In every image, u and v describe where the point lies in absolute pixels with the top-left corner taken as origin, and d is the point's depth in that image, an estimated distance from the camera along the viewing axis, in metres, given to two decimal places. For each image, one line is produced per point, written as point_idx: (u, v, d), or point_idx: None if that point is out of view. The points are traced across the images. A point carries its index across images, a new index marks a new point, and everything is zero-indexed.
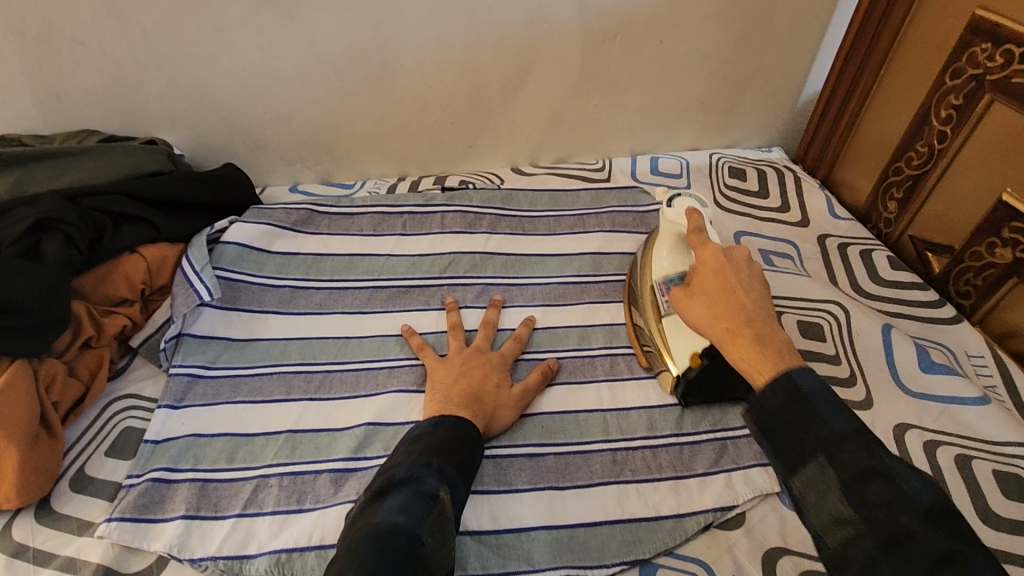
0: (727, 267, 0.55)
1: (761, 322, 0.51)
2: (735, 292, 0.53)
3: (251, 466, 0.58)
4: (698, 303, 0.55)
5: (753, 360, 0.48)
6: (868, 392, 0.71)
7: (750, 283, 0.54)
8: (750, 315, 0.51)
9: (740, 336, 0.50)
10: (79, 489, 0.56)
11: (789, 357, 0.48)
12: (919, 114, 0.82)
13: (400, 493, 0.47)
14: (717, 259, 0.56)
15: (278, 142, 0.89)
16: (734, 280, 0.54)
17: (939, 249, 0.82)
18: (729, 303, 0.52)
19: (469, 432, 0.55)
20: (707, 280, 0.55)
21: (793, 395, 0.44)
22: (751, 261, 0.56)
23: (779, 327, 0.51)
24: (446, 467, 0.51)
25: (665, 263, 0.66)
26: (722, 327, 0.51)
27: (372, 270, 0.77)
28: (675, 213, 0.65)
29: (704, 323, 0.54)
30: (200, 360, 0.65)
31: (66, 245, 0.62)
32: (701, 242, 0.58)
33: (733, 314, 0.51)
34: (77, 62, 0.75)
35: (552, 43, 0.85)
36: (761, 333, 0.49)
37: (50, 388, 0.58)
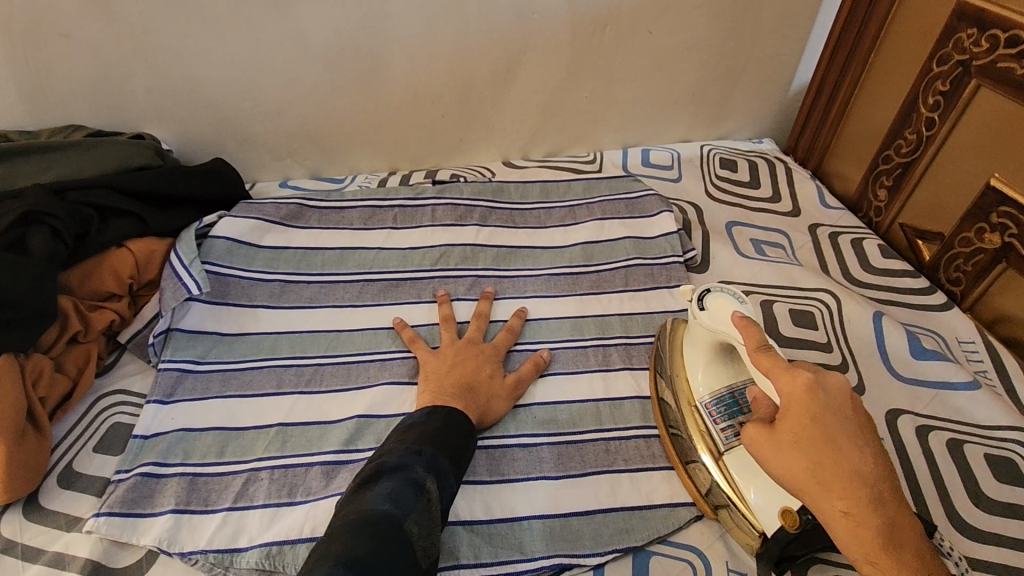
0: (831, 416, 0.45)
1: (886, 504, 0.43)
2: (849, 458, 0.43)
3: (241, 460, 0.58)
4: (796, 463, 0.44)
5: (887, 567, 0.41)
6: (860, 380, 0.71)
7: (861, 437, 0.45)
8: (875, 497, 0.42)
9: (866, 527, 0.42)
10: (67, 484, 0.55)
11: (928, 560, 0.42)
12: (908, 101, 0.82)
13: (389, 481, 0.47)
14: (817, 404, 0.45)
15: (267, 137, 0.88)
16: (845, 438, 0.44)
17: (928, 236, 0.82)
18: (845, 476, 0.43)
19: (461, 423, 0.55)
20: (807, 434, 0.44)
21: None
22: (850, 395, 0.46)
23: (898, 498, 0.44)
24: (437, 457, 0.50)
25: (705, 381, 0.59)
26: (840, 509, 0.43)
27: (362, 264, 0.76)
28: (712, 318, 0.57)
29: (807, 492, 0.44)
30: (189, 355, 0.65)
31: (52, 238, 0.61)
32: (784, 369, 0.47)
33: (853, 493, 0.43)
34: (63, 55, 0.74)
35: (541, 34, 0.84)
36: (892, 527, 0.42)
37: (37, 384, 0.57)
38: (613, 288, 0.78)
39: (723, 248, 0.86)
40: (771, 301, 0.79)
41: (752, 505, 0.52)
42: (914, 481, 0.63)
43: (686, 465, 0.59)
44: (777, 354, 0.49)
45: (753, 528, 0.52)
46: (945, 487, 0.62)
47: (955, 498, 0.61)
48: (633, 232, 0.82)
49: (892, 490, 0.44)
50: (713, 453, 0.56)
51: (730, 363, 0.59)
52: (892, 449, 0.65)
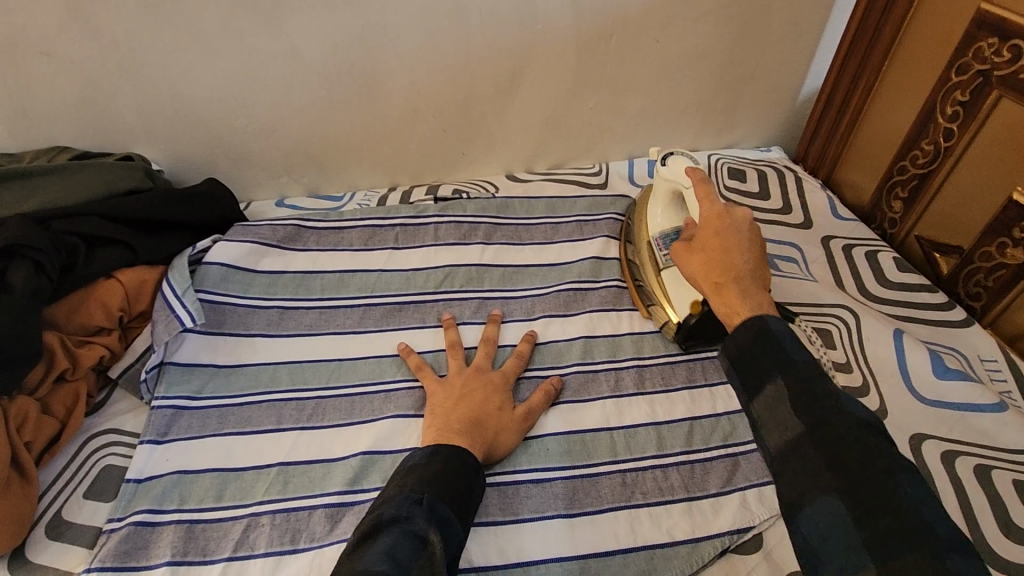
0: (730, 227, 0.55)
1: (748, 280, 0.52)
2: (733, 247, 0.54)
3: (241, 505, 0.55)
4: (693, 259, 0.56)
5: (730, 309, 0.50)
6: (882, 402, 0.68)
7: (753, 244, 0.55)
8: (740, 271, 0.52)
9: (727, 287, 0.51)
10: (56, 535, 0.52)
11: (768, 309, 0.49)
12: (924, 111, 0.80)
13: (388, 535, 0.44)
14: (721, 219, 0.56)
15: (262, 154, 0.85)
16: (734, 240, 0.54)
17: (946, 249, 0.80)
18: (723, 257, 0.53)
19: (466, 465, 0.52)
20: (707, 237, 0.56)
21: (761, 333, 0.46)
22: (754, 226, 0.56)
23: (765, 288, 0.52)
24: (438, 504, 0.48)
25: (661, 220, 0.74)
26: (714, 279, 0.53)
27: (364, 287, 0.73)
28: (670, 171, 0.70)
29: (697, 275, 0.55)
30: (184, 390, 0.62)
31: (36, 272, 0.58)
32: (708, 198, 0.59)
33: (725, 267, 0.53)
34: (45, 75, 0.71)
35: (544, 45, 0.81)
36: (745, 288, 0.51)
37: (22, 427, 0.54)
38: (624, 307, 0.75)
39: None
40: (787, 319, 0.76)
41: (675, 303, 0.69)
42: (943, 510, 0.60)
43: (636, 285, 0.76)
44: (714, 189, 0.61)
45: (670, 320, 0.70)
46: (975, 515, 0.60)
47: (986, 529, 0.59)
48: None
49: (762, 282, 0.52)
50: (651, 271, 0.73)
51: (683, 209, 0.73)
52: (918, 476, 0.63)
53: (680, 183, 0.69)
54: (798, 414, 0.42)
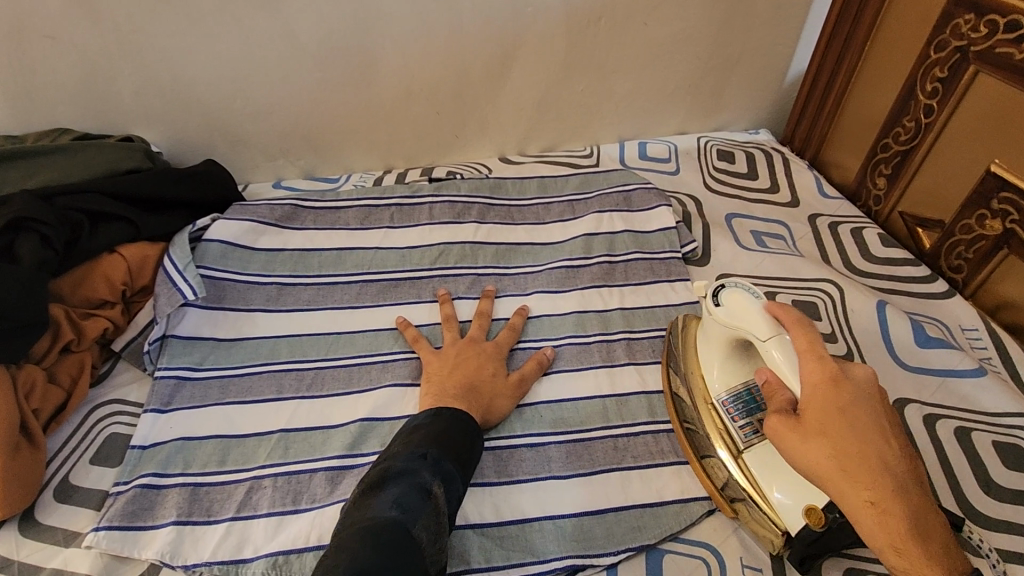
0: (853, 400, 0.46)
1: (910, 493, 0.43)
2: (872, 441, 0.44)
3: (244, 468, 0.56)
4: (821, 452, 0.45)
5: (908, 553, 0.41)
6: (866, 370, 0.70)
7: (881, 419, 0.46)
8: (897, 485, 0.43)
9: (893, 516, 0.42)
10: (64, 498, 0.54)
11: (949, 550, 0.42)
12: (906, 89, 0.82)
13: (396, 486, 0.46)
14: (840, 392, 0.46)
15: (259, 138, 0.86)
16: (868, 425, 0.45)
17: (929, 224, 0.82)
18: (870, 461, 0.43)
19: (468, 426, 0.54)
20: (829, 422, 0.45)
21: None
22: (875, 389, 0.48)
23: (921, 486, 0.44)
24: (442, 460, 0.49)
25: (724, 381, 0.59)
26: (865, 499, 0.43)
27: (361, 264, 0.75)
28: (730, 313, 0.56)
29: (828, 478, 0.44)
30: (186, 362, 0.63)
31: (41, 245, 0.59)
32: (814, 355, 0.49)
33: (875, 480, 0.43)
34: (46, 57, 0.72)
35: (535, 28, 0.83)
36: (917, 518, 0.42)
37: (30, 396, 0.56)
38: (615, 281, 0.77)
39: (724, 240, 0.85)
40: (775, 292, 0.78)
41: (776, 505, 0.52)
42: (924, 470, 0.62)
43: (702, 459, 0.59)
44: (810, 335, 0.50)
45: (775, 527, 0.52)
46: (954, 474, 0.62)
47: (965, 487, 0.61)
48: (632, 226, 0.82)
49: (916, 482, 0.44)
50: (727, 445, 0.57)
51: (747, 359, 0.59)
52: None
53: (748, 331, 0.54)
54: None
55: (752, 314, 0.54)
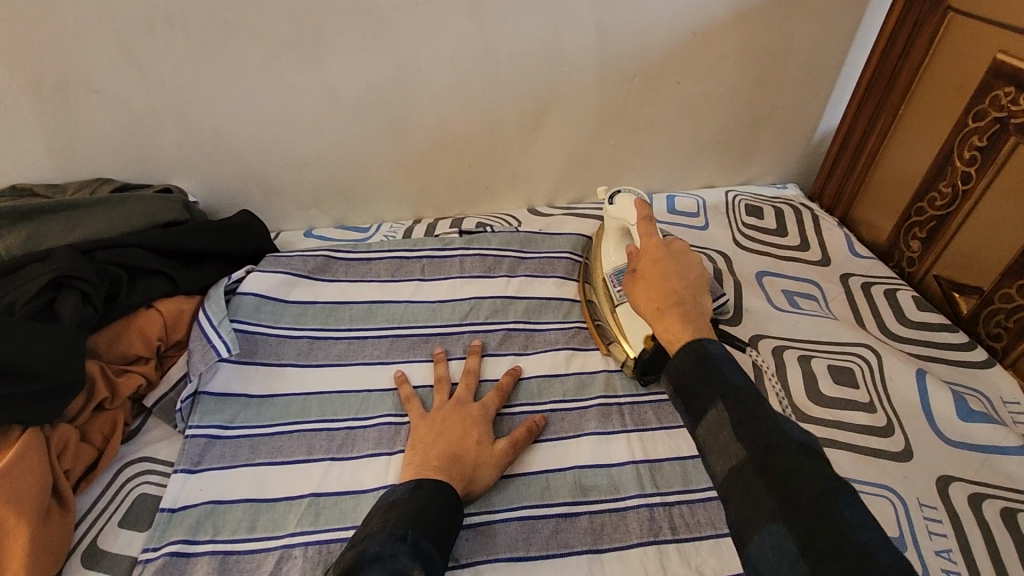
0: (667, 254, 0.61)
1: (690, 305, 0.56)
2: (672, 277, 0.58)
3: (273, 536, 0.55)
4: (639, 287, 0.60)
5: (669, 335, 0.55)
6: (907, 443, 0.68)
7: (695, 270, 0.60)
8: (680, 296, 0.56)
9: (670, 313, 0.56)
10: (92, 564, 0.53)
11: (707, 335, 0.54)
12: (941, 154, 0.81)
13: (371, 573, 0.45)
14: (656, 245, 0.62)
15: (293, 188, 0.87)
16: (672, 267, 0.59)
17: (967, 290, 0.81)
18: (665, 285, 0.58)
19: (448, 498, 0.54)
20: (647, 264, 0.61)
21: (699, 356, 0.51)
22: (691, 255, 0.61)
23: (705, 311, 0.57)
24: (421, 540, 0.49)
25: (614, 258, 0.75)
26: (654, 306, 0.57)
27: (392, 318, 0.75)
28: (618, 209, 0.72)
29: (639, 304, 0.59)
30: (217, 420, 0.63)
31: (82, 304, 0.60)
32: (645, 232, 0.65)
33: (665, 295, 0.57)
34: (94, 109, 0.74)
35: (570, 86, 0.85)
36: (683, 311, 0.55)
37: (62, 455, 0.55)
38: None
39: (755, 300, 0.84)
40: (809, 356, 0.77)
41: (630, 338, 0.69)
42: (972, 555, 0.60)
43: (587, 301, 0.78)
44: (653, 226, 0.65)
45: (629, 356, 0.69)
46: (1004, 560, 0.59)
47: None
48: None
49: (701, 303, 0.57)
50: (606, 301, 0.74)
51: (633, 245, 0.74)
52: (946, 520, 0.62)
53: (630, 220, 0.71)
54: (739, 438, 0.45)
55: (633, 208, 0.70)
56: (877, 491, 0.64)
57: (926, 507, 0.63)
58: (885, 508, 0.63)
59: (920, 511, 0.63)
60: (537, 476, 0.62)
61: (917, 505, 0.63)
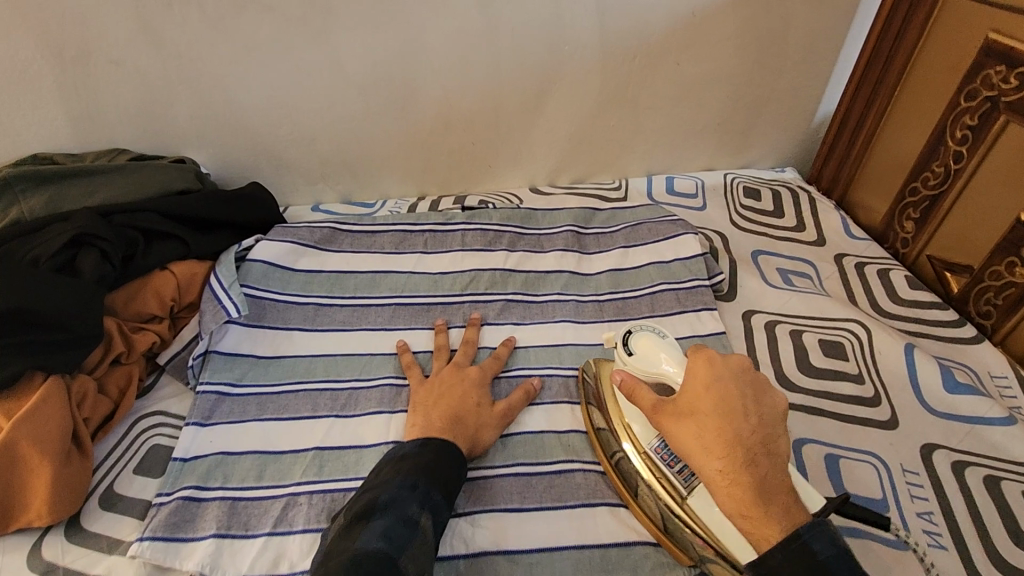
0: (720, 385, 0.50)
1: (765, 467, 0.46)
2: (735, 428, 0.48)
3: (280, 484, 0.58)
4: (688, 431, 0.49)
5: (748, 518, 0.45)
6: (893, 413, 0.70)
7: (772, 408, 0.50)
8: (754, 455, 0.47)
9: (740, 487, 0.46)
10: (109, 506, 0.56)
11: (793, 516, 0.45)
12: (935, 136, 0.83)
13: (384, 517, 0.48)
14: (707, 376, 0.51)
15: (301, 163, 0.90)
16: (734, 408, 0.48)
17: (957, 269, 0.82)
18: (728, 438, 0.47)
19: (454, 454, 0.56)
20: (698, 406, 0.50)
21: (804, 561, 0.42)
22: (750, 380, 0.51)
23: (782, 470, 0.47)
24: (431, 491, 0.52)
25: (640, 429, 0.57)
26: (717, 468, 0.47)
27: (395, 287, 0.77)
28: (641, 358, 0.57)
29: (693, 459, 0.49)
30: (227, 377, 0.66)
31: (101, 262, 0.62)
32: (693, 363, 0.52)
33: (732, 452, 0.47)
34: (112, 81, 0.76)
35: (572, 66, 0.87)
36: (763, 485, 0.46)
37: (81, 404, 0.58)
38: (639, 314, 0.78)
39: (751, 276, 0.86)
40: (801, 330, 0.79)
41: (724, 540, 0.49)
42: (952, 518, 0.62)
43: (597, 429, 0.63)
44: (699, 352, 0.53)
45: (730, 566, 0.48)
46: (983, 523, 0.61)
47: (995, 537, 0.60)
48: (657, 257, 0.83)
49: (782, 461, 0.48)
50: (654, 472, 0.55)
51: None
52: (928, 484, 0.64)
53: (663, 374, 0.55)
54: None
55: (666, 358, 0.56)
56: (862, 457, 0.66)
57: (909, 473, 0.65)
58: (869, 473, 0.65)
59: (903, 476, 0.65)
60: (532, 435, 0.65)
61: (902, 472, 0.65)
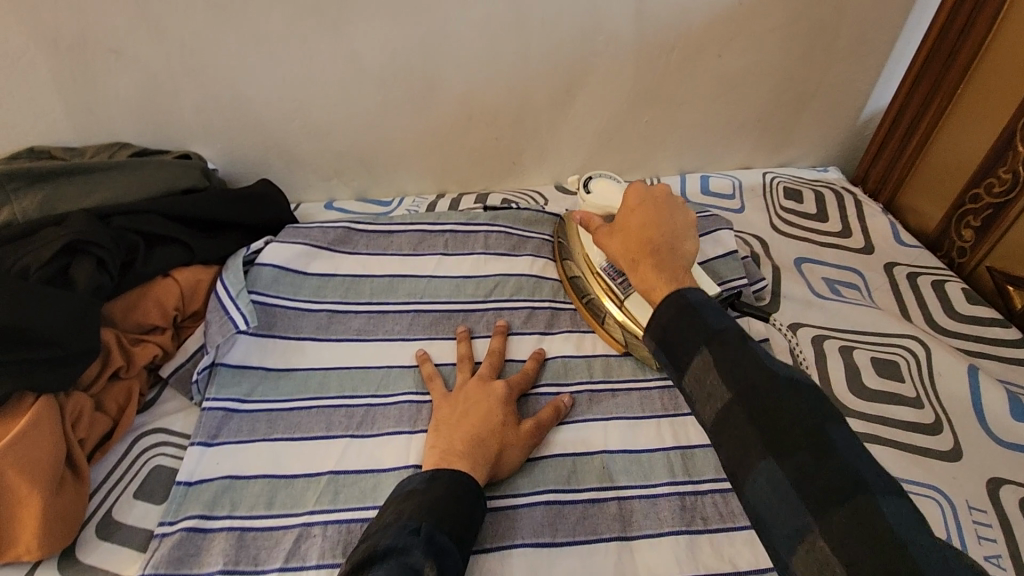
0: (644, 201, 0.57)
1: (667, 256, 0.52)
2: (648, 227, 0.54)
3: (292, 513, 0.54)
4: (613, 238, 0.57)
5: (650, 284, 0.50)
6: (956, 442, 0.64)
7: (679, 217, 0.55)
8: (658, 246, 0.52)
9: (644, 267, 0.51)
10: (106, 536, 0.51)
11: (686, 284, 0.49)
12: (1002, 138, 0.77)
13: (382, 566, 0.43)
14: (636, 193, 0.58)
15: (313, 157, 0.85)
16: (649, 215, 0.55)
17: (1022, 283, 0.76)
18: (641, 236, 0.54)
19: (466, 485, 0.51)
20: (625, 218, 0.57)
21: (679, 305, 0.46)
22: (672, 199, 0.57)
23: (686, 265, 0.52)
24: (437, 534, 0.47)
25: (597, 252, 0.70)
26: (631, 261, 0.53)
27: (413, 293, 0.72)
28: (598, 196, 0.69)
29: (617, 257, 0.55)
30: (234, 393, 0.61)
31: (97, 270, 0.58)
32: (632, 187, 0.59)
33: (643, 242, 0.53)
34: (112, 72, 0.71)
35: (605, 57, 0.80)
36: (660, 258, 0.51)
37: (76, 424, 0.54)
38: None
39: (795, 286, 0.80)
40: (851, 348, 0.73)
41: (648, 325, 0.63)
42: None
43: (570, 280, 0.74)
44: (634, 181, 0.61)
45: None
46: None
47: None
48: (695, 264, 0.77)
49: (685, 257, 0.53)
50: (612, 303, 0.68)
51: None
52: (997, 523, 0.59)
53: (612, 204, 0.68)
54: (726, 381, 0.42)
55: (617, 195, 0.68)
56: (924, 491, 0.60)
57: (976, 510, 0.59)
58: (931, 510, 0.59)
59: (968, 514, 0.59)
60: (563, 459, 0.60)
61: (967, 509, 0.59)
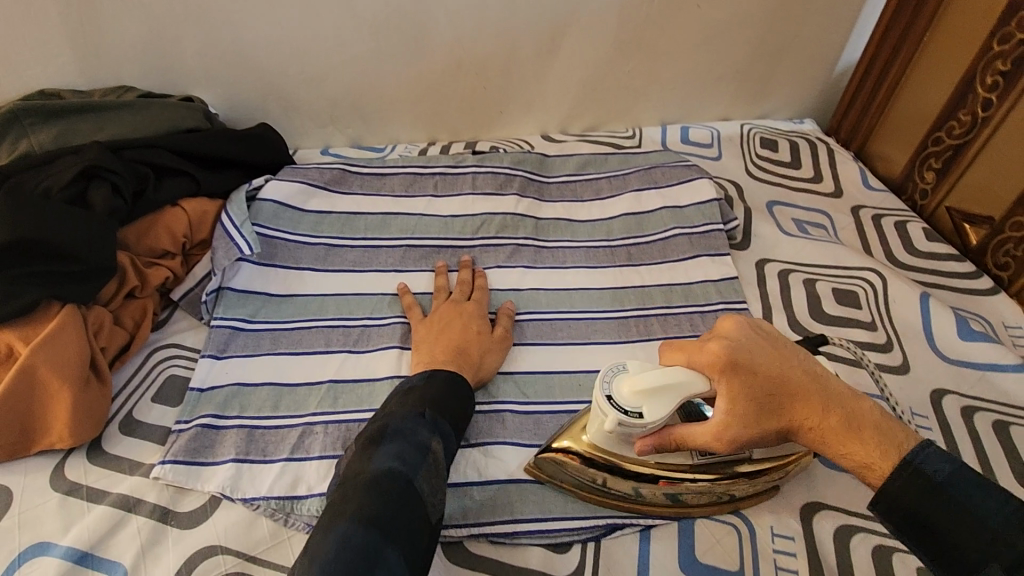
0: (748, 356, 0.47)
1: (841, 405, 0.44)
2: (792, 381, 0.45)
3: (296, 414, 0.59)
4: (750, 421, 0.46)
5: (864, 460, 0.42)
6: (904, 358, 0.70)
7: (801, 365, 0.47)
8: (827, 400, 0.44)
9: (833, 431, 0.44)
10: (129, 431, 0.57)
11: (908, 438, 0.43)
12: (963, 82, 0.81)
13: (394, 442, 0.47)
14: (734, 358, 0.47)
15: (309, 105, 0.88)
16: (783, 369, 0.46)
17: (977, 220, 0.81)
18: (797, 395, 0.45)
19: (461, 390, 0.56)
20: (744, 386, 0.46)
21: (920, 484, 0.41)
22: (769, 334, 0.49)
23: (871, 407, 0.44)
24: (439, 420, 0.52)
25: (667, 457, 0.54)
26: (806, 427, 0.45)
27: (405, 229, 0.77)
28: (654, 410, 0.48)
29: (776, 429, 0.46)
30: (240, 313, 0.66)
31: (112, 195, 0.62)
32: (704, 354, 0.48)
33: (807, 405, 0.45)
34: (116, 15, 0.75)
35: (588, 7, 0.83)
36: (849, 417, 0.43)
37: (97, 334, 0.59)
38: (652, 260, 0.77)
39: (766, 225, 0.85)
40: (814, 279, 0.78)
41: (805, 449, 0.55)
42: (959, 458, 0.62)
43: (603, 493, 0.55)
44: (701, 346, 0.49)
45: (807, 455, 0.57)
46: (991, 466, 0.61)
47: (1001, 478, 0.61)
48: (671, 202, 0.81)
49: (855, 396, 0.45)
50: (663, 483, 0.54)
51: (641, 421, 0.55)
52: (937, 427, 0.64)
53: (688, 392, 0.48)
54: None
55: (678, 383, 0.48)
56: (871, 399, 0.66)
57: (918, 416, 0.65)
58: None
59: (911, 419, 0.65)
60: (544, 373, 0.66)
61: (910, 415, 0.65)
